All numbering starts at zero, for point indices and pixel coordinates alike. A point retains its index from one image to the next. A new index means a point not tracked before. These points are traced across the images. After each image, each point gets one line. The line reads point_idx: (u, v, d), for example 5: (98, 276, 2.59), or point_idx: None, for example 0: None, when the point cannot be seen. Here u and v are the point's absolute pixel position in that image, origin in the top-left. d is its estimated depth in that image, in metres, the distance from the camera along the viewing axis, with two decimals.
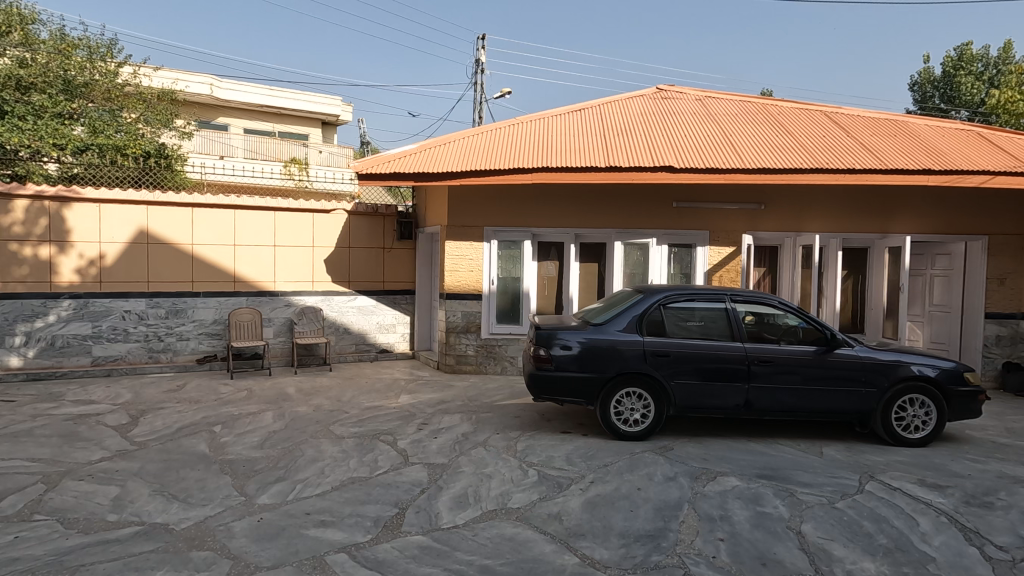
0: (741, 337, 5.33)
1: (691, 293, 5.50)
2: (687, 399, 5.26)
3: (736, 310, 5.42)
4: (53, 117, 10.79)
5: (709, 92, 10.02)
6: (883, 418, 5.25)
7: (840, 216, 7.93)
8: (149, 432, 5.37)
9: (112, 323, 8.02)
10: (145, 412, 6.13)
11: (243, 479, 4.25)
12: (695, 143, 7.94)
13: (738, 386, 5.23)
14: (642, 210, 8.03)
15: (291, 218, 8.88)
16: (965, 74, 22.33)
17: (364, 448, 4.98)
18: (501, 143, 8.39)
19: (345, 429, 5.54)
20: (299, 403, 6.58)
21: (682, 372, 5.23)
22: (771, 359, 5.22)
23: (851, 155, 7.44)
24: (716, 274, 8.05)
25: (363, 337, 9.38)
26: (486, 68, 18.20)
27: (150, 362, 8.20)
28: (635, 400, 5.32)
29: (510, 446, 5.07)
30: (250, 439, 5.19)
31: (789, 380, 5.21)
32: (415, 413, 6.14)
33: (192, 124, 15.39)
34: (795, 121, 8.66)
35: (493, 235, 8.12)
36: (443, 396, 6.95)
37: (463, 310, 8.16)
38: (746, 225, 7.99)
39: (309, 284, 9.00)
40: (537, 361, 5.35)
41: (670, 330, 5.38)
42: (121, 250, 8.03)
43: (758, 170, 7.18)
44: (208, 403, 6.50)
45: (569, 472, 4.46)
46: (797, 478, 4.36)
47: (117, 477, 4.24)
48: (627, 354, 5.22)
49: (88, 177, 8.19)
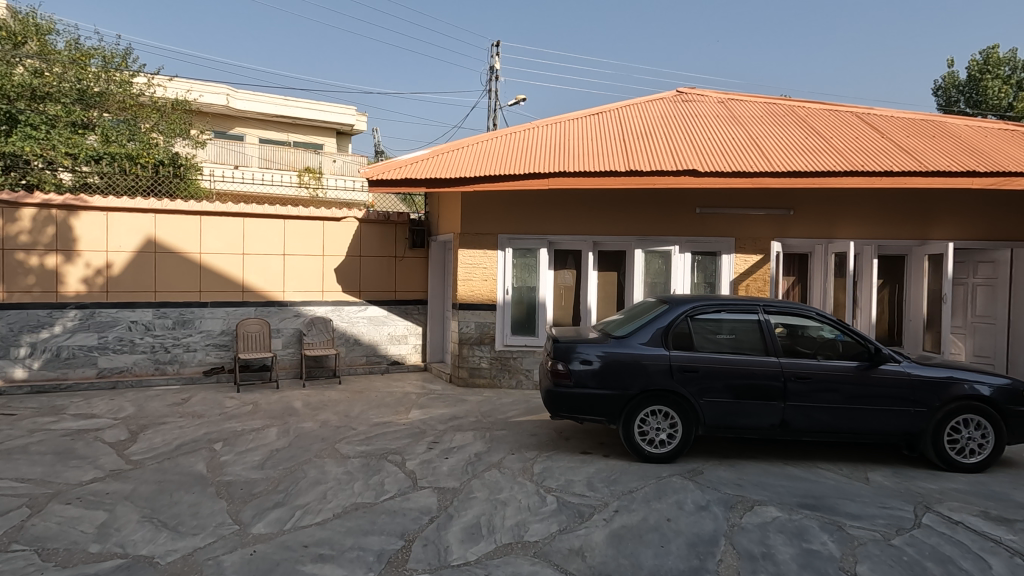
0: (776, 351, 4.95)
1: (720, 303, 5.13)
2: (718, 418, 4.87)
3: (769, 322, 5.05)
4: (67, 128, 10.76)
5: (731, 93, 9.65)
6: (934, 440, 4.81)
7: (875, 222, 7.47)
8: (146, 450, 5.11)
9: (118, 334, 7.84)
10: (146, 427, 5.89)
11: (239, 504, 3.96)
12: (720, 145, 7.60)
13: (773, 405, 4.84)
14: (662, 216, 7.67)
15: (301, 226, 8.67)
16: (991, 78, 21.60)
17: (371, 469, 4.67)
18: (516, 148, 8.10)
19: (351, 447, 5.23)
20: (306, 418, 6.29)
21: (711, 390, 4.84)
22: (809, 375, 4.82)
23: (886, 157, 7.03)
24: (742, 284, 7.63)
25: (374, 348, 9.10)
26: (501, 76, 18.01)
27: (156, 373, 8.00)
28: (660, 419, 4.94)
29: (526, 468, 4.72)
30: (250, 458, 4.90)
31: (829, 398, 4.81)
32: (425, 431, 5.82)
33: (206, 133, 15.31)
34: (825, 122, 8.27)
35: (507, 244, 7.81)
36: (455, 412, 6.61)
37: (477, 320, 7.85)
38: (774, 231, 7.58)
39: (318, 294, 8.78)
40: (555, 376, 4.99)
41: (699, 343, 5.01)
42: (128, 259, 7.88)
43: (787, 172, 6.79)
44: (211, 419, 6.23)
45: (591, 499, 4.09)
46: (844, 509, 3.96)
47: (105, 501, 3.95)
48: (652, 369, 4.85)
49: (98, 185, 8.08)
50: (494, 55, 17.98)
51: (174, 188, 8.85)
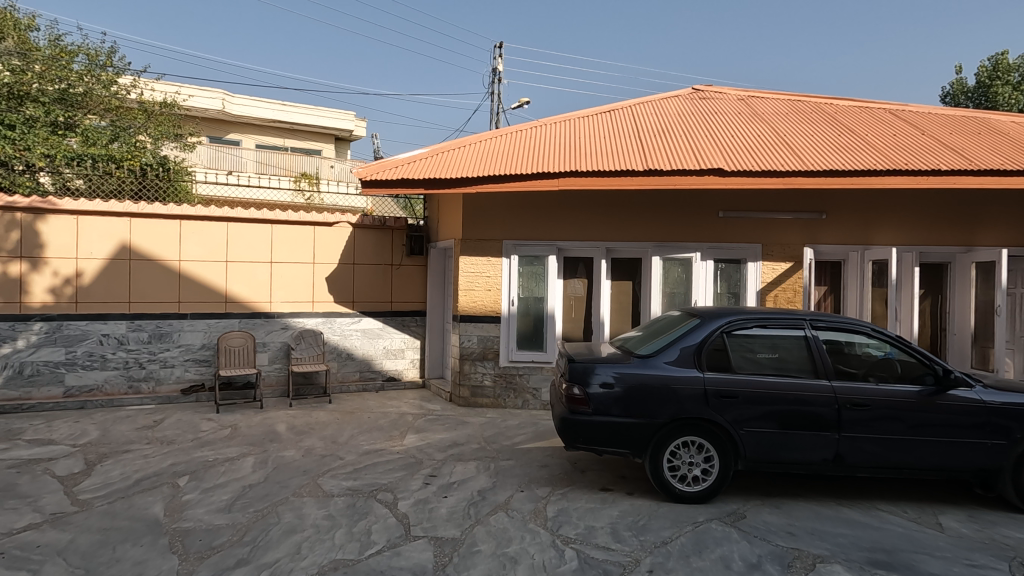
0: (827, 372, 4.28)
1: (762, 318, 4.47)
2: (761, 452, 4.20)
3: (818, 339, 4.40)
4: (46, 129, 10.10)
5: (752, 90, 9.03)
6: (1014, 478, 4.15)
7: (917, 226, 6.84)
8: (99, 487, 4.44)
9: (87, 349, 7.18)
10: (106, 457, 5.20)
11: (194, 563, 3.29)
12: (745, 143, 6.98)
13: (826, 436, 4.17)
14: (681, 219, 7.03)
15: (289, 231, 8.04)
16: (1002, 85, 20.86)
17: (356, 512, 3.99)
18: (522, 146, 7.49)
19: (335, 483, 4.55)
20: (287, 445, 5.60)
21: (753, 418, 4.17)
22: (866, 402, 4.16)
23: (930, 155, 6.39)
24: (770, 294, 6.98)
25: (369, 364, 8.43)
26: (502, 77, 17.38)
27: (129, 392, 7.33)
28: (693, 451, 4.26)
29: (538, 511, 4.04)
30: (217, 498, 4.22)
31: (890, 428, 4.15)
32: (421, 461, 5.13)
33: (197, 135, 14.70)
34: (856, 119, 7.64)
35: (513, 250, 7.19)
36: (455, 437, 5.93)
37: (479, 334, 7.18)
38: (804, 237, 6.93)
39: (308, 305, 8.12)
40: (570, 402, 4.32)
41: (737, 363, 4.34)
42: (100, 266, 7.23)
43: (823, 172, 6.15)
44: (181, 446, 5.55)
45: (619, 554, 3.42)
46: (924, 568, 3.28)
47: (32, 559, 3.28)
48: (683, 394, 4.19)
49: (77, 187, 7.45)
50: (493, 56, 17.35)
51: (158, 192, 8.21)
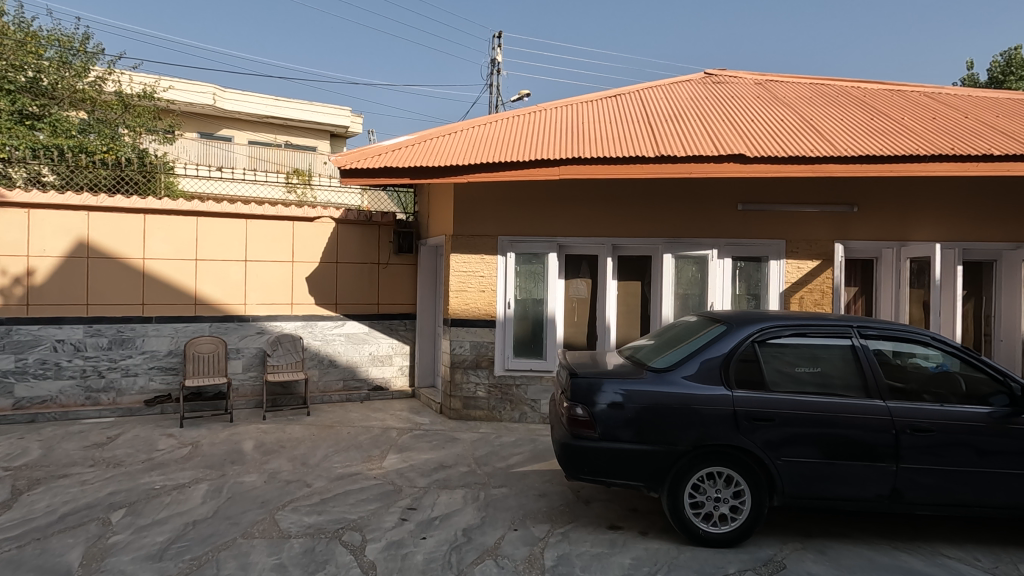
0: (880, 389, 3.57)
1: (800, 324, 3.76)
2: (802, 486, 3.49)
3: (868, 349, 3.69)
4: (10, 119, 9.51)
5: (770, 74, 8.32)
6: None
7: (959, 220, 6.15)
8: (13, 525, 3.75)
9: (39, 356, 6.52)
10: (37, 483, 4.52)
11: None
12: (768, 128, 6.27)
13: (880, 468, 3.46)
14: (695, 213, 6.32)
15: (265, 227, 7.36)
16: (1017, 81, 20.08)
17: (313, 560, 3.30)
18: (519, 132, 6.79)
19: (295, 519, 3.85)
20: (250, 468, 4.91)
21: (793, 445, 3.47)
22: (928, 427, 3.45)
23: (976, 139, 5.68)
24: (795, 296, 6.27)
25: (353, 371, 7.76)
26: (501, 69, 16.62)
27: (87, 404, 6.67)
28: (720, 484, 3.56)
29: (534, 558, 3.35)
30: (150, 540, 3.53)
31: (956, 458, 3.45)
32: (400, 489, 4.43)
33: (181, 129, 14.01)
34: (888, 102, 6.92)
35: (509, 247, 6.48)
36: (443, 457, 5.24)
37: (472, 340, 6.49)
38: (833, 232, 6.23)
39: (287, 307, 7.45)
40: (572, 425, 3.62)
41: (772, 378, 3.63)
42: (54, 265, 6.55)
43: (858, 158, 5.45)
44: (128, 469, 4.86)
45: None
46: None
47: None
48: (708, 416, 3.49)
49: (46, 179, 6.83)
50: (493, 48, 16.60)
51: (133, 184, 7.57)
